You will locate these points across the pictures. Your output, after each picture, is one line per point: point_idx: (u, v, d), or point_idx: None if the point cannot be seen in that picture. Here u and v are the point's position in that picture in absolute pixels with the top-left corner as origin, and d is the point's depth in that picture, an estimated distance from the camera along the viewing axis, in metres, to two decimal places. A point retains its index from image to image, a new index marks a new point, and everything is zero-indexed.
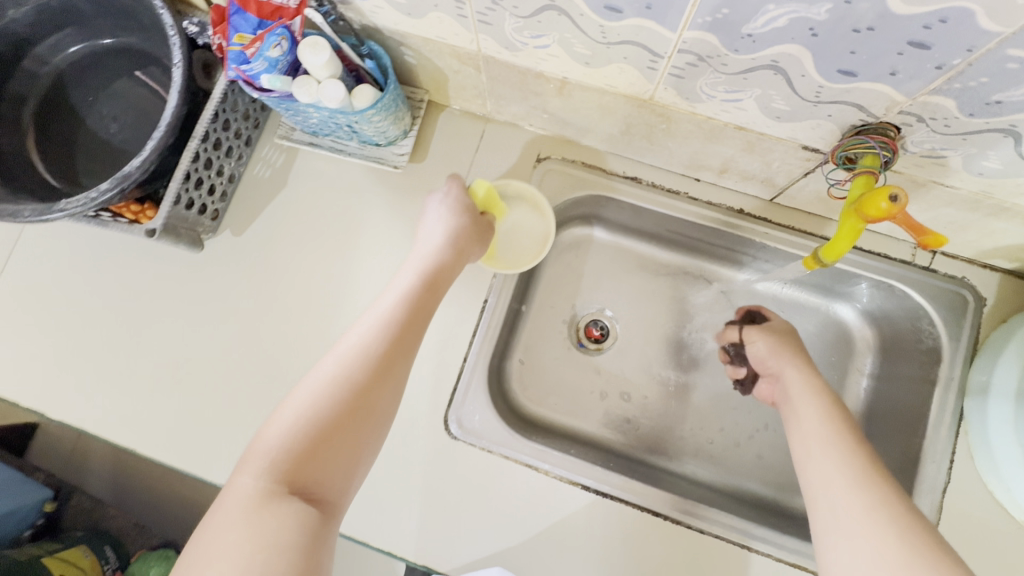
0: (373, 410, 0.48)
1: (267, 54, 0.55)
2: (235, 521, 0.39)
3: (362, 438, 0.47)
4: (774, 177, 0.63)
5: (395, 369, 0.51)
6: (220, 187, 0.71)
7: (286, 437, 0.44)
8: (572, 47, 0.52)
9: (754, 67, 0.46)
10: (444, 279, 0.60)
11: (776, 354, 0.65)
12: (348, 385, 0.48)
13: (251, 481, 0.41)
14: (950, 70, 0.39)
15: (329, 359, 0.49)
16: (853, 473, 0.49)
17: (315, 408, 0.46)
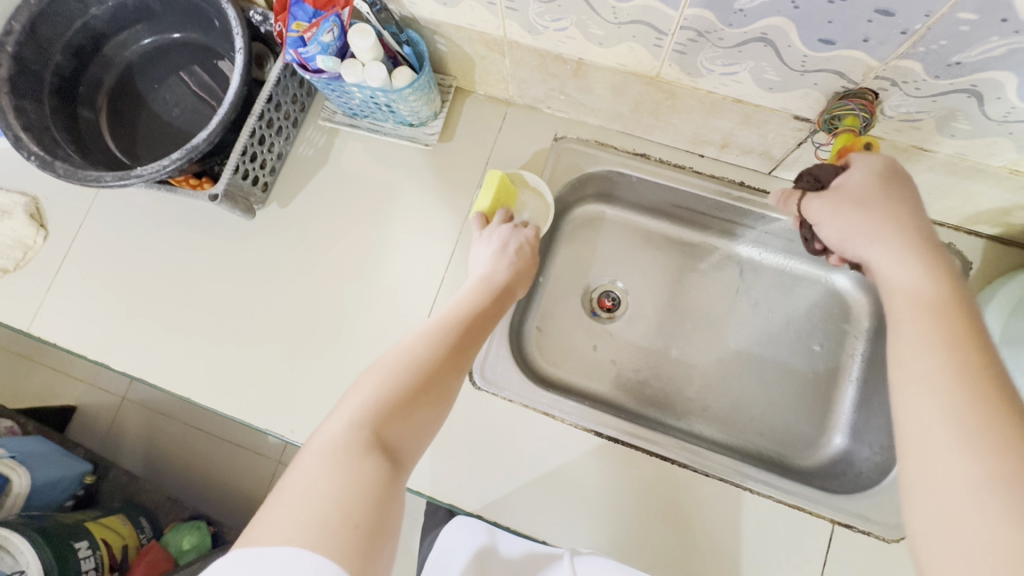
0: (445, 391, 0.51)
1: (321, 39, 0.63)
2: (325, 463, 0.39)
3: (433, 414, 0.49)
4: (770, 149, 0.70)
5: (463, 364, 0.55)
6: (270, 162, 0.79)
7: (372, 394, 0.46)
8: (588, 29, 0.59)
9: (747, 40, 0.53)
10: (506, 299, 0.66)
11: (853, 230, 0.52)
12: (427, 364, 0.51)
13: (340, 429, 0.42)
14: (914, 34, 0.45)
15: (407, 344, 0.53)
16: (957, 382, 0.39)
17: (397, 376, 0.48)
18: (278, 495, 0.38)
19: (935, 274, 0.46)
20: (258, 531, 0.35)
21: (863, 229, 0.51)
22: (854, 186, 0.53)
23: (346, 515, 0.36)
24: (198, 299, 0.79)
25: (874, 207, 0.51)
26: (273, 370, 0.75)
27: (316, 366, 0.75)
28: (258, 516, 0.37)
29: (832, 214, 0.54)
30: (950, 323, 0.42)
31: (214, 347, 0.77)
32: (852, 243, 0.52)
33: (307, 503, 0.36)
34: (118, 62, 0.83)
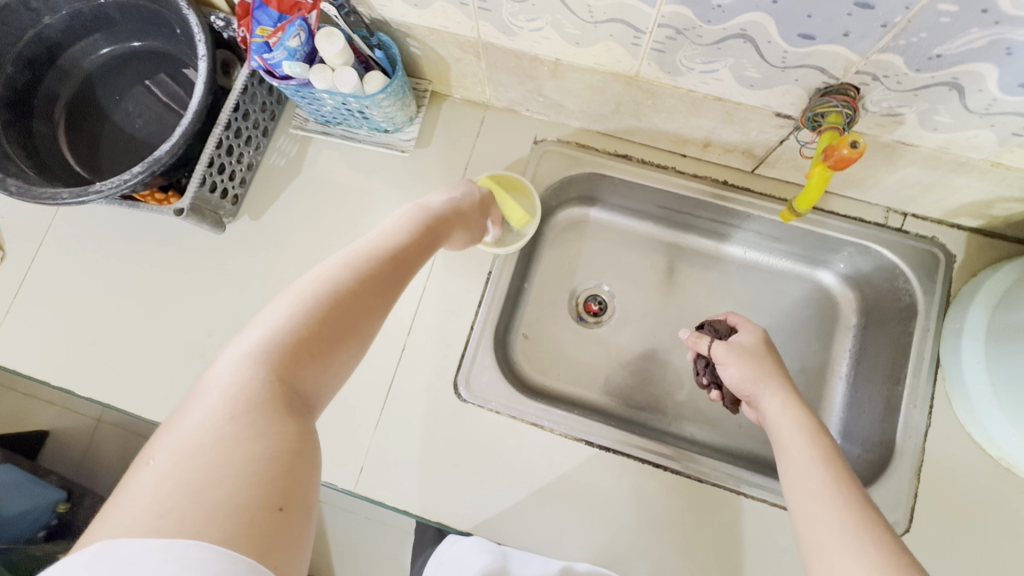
0: (365, 324, 0.44)
1: (287, 44, 0.60)
2: (206, 435, 0.33)
3: (349, 351, 0.42)
4: (753, 147, 0.69)
5: (390, 294, 0.47)
6: (240, 174, 0.76)
7: (265, 343, 0.39)
8: (564, 28, 0.58)
9: (726, 37, 0.51)
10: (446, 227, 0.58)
11: (754, 374, 0.61)
12: (337, 295, 0.42)
13: (223, 388, 0.36)
14: (894, 27, 0.44)
15: (313, 273, 0.44)
16: (834, 491, 0.47)
17: (301, 313, 0.41)
18: (137, 471, 0.32)
19: (801, 411, 0.56)
20: (103, 525, 0.30)
21: (760, 376, 0.61)
22: (746, 342, 0.65)
23: (226, 493, 0.30)
24: (169, 317, 0.76)
25: (768, 366, 0.62)
26: None
27: None
28: (110, 504, 0.31)
29: (732, 358, 0.64)
30: (817, 442, 0.52)
31: (186, 368, 0.73)
32: (750, 384, 0.61)
33: (171, 485, 0.30)
34: (76, 73, 0.79)
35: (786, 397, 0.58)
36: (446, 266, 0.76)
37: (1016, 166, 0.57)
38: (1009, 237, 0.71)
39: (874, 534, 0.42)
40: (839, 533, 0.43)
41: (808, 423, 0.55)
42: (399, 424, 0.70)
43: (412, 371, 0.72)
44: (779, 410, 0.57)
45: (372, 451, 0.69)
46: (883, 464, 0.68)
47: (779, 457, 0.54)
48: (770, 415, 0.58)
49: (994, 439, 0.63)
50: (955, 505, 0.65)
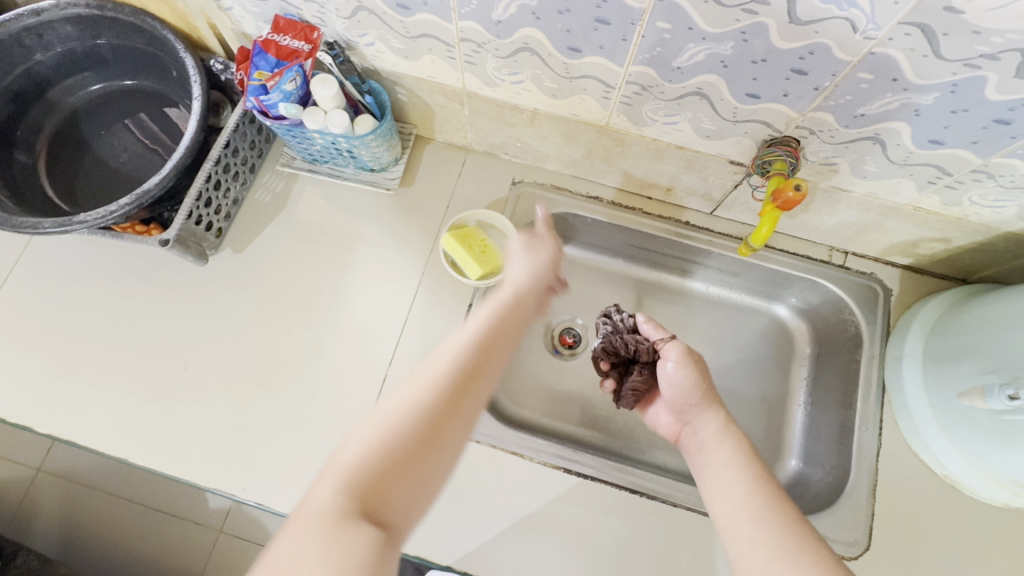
0: (448, 434, 0.44)
1: (284, 87, 0.64)
2: (309, 536, 0.36)
3: (431, 466, 0.43)
4: (712, 191, 0.76)
5: (475, 398, 0.48)
6: (226, 208, 0.78)
7: (362, 451, 0.42)
8: (542, 82, 0.64)
9: (685, 94, 0.59)
10: (525, 305, 0.59)
11: (700, 391, 0.65)
12: (422, 416, 0.44)
13: (330, 496, 0.39)
14: (824, 90, 0.52)
15: (406, 385, 0.47)
16: (774, 512, 0.49)
17: (397, 420, 0.44)
18: None
19: (735, 435, 0.59)
20: None
21: (700, 394, 0.65)
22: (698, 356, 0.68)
23: None
24: (145, 350, 0.74)
25: (704, 381, 0.65)
26: (228, 424, 0.71)
27: (275, 417, 0.72)
28: None
29: (684, 362, 0.67)
30: (750, 462, 0.55)
31: (161, 403, 0.72)
32: (690, 394, 0.65)
33: None
34: (61, 107, 0.80)
35: (723, 421, 0.62)
36: (428, 298, 0.78)
37: (934, 210, 0.65)
38: (937, 274, 0.79)
39: (813, 554, 0.45)
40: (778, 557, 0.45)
41: (731, 442, 0.58)
42: None
43: None
44: (710, 430, 0.61)
45: None
46: (841, 486, 0.72)
47: (709, 475, 0.57)
48: (701, 438, 0.62)
49: (937, 456, 0.69)
50: (907, 522, 0.69)
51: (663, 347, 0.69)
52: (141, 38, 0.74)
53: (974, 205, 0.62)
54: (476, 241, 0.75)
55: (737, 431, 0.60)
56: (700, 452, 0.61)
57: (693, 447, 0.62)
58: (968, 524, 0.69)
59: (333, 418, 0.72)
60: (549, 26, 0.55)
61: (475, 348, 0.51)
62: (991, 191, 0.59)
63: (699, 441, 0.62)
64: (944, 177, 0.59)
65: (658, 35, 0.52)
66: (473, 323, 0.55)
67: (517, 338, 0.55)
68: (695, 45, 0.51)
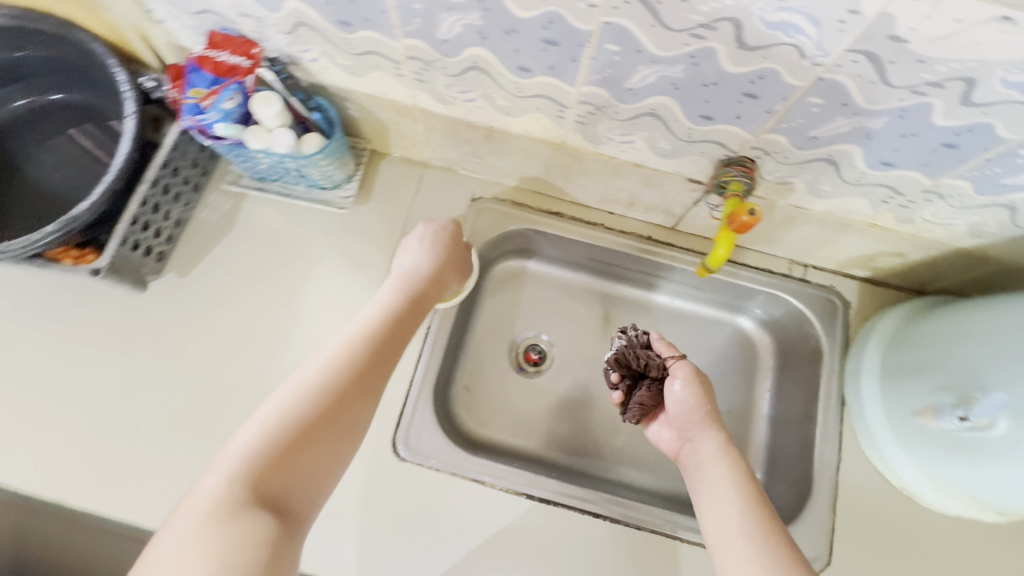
0: (347, 421, 0.49)
1: (221, 105, 0.61)
2: (200, 526, 0.38)
3: (329, 454, 0.47)
4: (672, 207, 0.75)
5: (375, 385, 0.53)
6: (166, 230, 0.73)
7: (258, 439, 0.44)
8: (495, 101, 0.62)
9: (639, 114, 0.57)
10: (427, 297, 0.66)
11: (704, 413, 0.64)
12: (315, 406, 0.48)
13: (218, 488, 0.41)
14: (776, 113, 0.51)
15: (297, 373, 0.50)
16: (765, 535, 0.50)
17: (295, 405, 0.47)
18: None
19: (733, 458, 0.59)
20: None
21: (703, 415, 0.64)
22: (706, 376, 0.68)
23: None
24: (81, 383, 0.70)
25: (709, 402, 0.65)
26: (172, 461, 0.67)
27: (223, 451, 0.68)
28: None
29: (691, 383, 0.66)
30: (744, 483, 0.56)
31: (99, 441, 0.68)
32: (695, 415, 0.64)
33: None
34: None
35: (723, 441, 0.62)
36: None
37: (888, 227, 0.65)
38: (894, 285, 0.80)
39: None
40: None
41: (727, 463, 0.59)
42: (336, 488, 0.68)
43: None
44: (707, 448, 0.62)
45: None
46: (803, 501, 0.72)
47: (704, 494, 0.57)
48: (699, 455, 0.62)
49: (895, 469, 0.70)
50: (866, 535, 0.70)
51: (675, 368, 0.68)
52: (68, 51, 0.69)
53: (927, 223, 0.63)
54: None
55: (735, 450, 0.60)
56: (696, 470, 0.61)
57: (690, 465, 0.62)
58: (925, 536, 0.70)
59: None
60: (496, 46, 0.53)
61: (369, 344, 0.56)
62: (942, 210, 0.59)
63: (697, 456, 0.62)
64: (897, 197, 0.59)
65: (608, 57, 0.50)
66: (368, 319, 0.59)
67: (409, 327, 0.61)
68: (646, 67, 0.50)
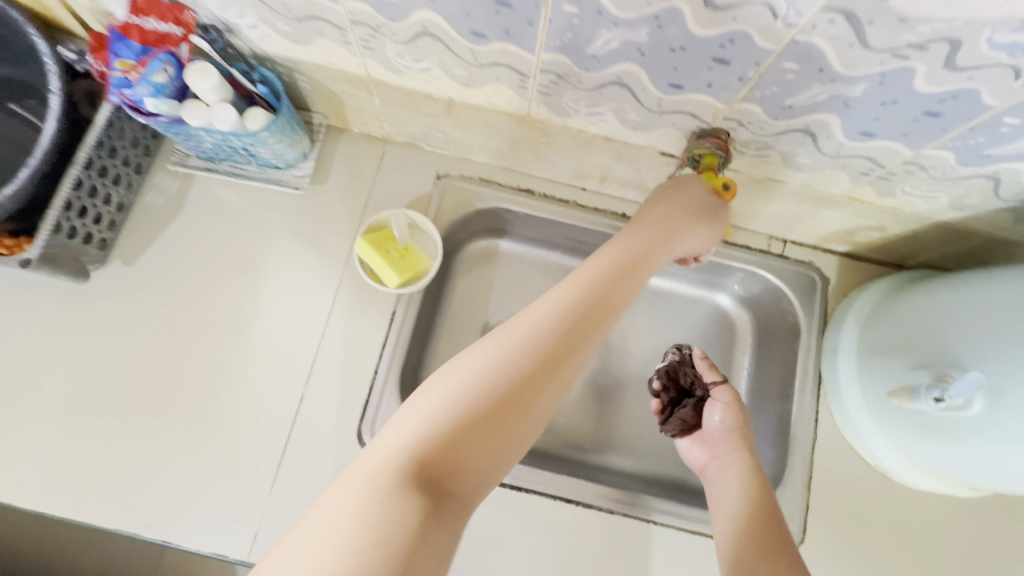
0: (537, 399, 0.43)
1: (151, 79, 0.56)
2: (360, 491, 0.35)
3: (510, 428, 0.41)
4: (646, 182, 0.71)
5: (563, 362, 0.45)
6: (108, 216, 0.69)
7: (430, 410, 0.40)
8: (451, 70, 0.58)
9: (604, 84, 0.53)
10: (652, 259, 0.54)
11: (735, 429, 0.66)
12: (512, 373, 0.42)
13: (388, 447, 0.38)
14: (749, 80, 0.48)
15: (497, 335, 0.45)
16: (770, 539, 0.51)
17: (498, 364, 0.43)
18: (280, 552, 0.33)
19: (756, 476, 0.61)
20: None
21: (734, 431, 0.66)
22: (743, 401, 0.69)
23: None
24: (24, 381, 0.66)
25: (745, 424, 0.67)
26: (128, 458, 0.65)
27: (180, 446, 0.66)
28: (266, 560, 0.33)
29: (729, 405, 0.68)
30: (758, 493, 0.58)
31: (48, 439, 0.65)
32: (728, 432, 0.66)
33: None
34: None
35: (749, 457, 0.63)
36: (348, 307, 0.72)
37: (868, 200, 0.63)
38: (874, 260, 0.78)
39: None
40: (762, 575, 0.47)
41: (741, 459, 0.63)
42: (301, 481, 0.66)
43: (315, 423, 0.68)
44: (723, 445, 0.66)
45: (270, 514, 0.64)
46: (777, 480, 0.72)
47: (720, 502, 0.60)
48: (717, 455, 0.66)
49: (870, 447, 0.69)
50: (841, 513, 0.69)
51: (717, 393, 0.69)
52: None
53: (908, 196, 0.60)
54: (395, 245, 0.70)
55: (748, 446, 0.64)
56: (716, 482, 0.63)
57: (713, 476, 0.65)
58: (898, 512, 0.70)
59: (247, 443, 0.67)
60: (446, 9, 0.48)
61: (592, 302, 0.48)
62: (923, 182, 0.57)
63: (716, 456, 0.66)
64: (876, 169, 0.56)
65: (566, 20, 0.46)
66: (591, 269, 0.52)
67: (632, 289, 0.52)
68: (607, 31, 0.46)
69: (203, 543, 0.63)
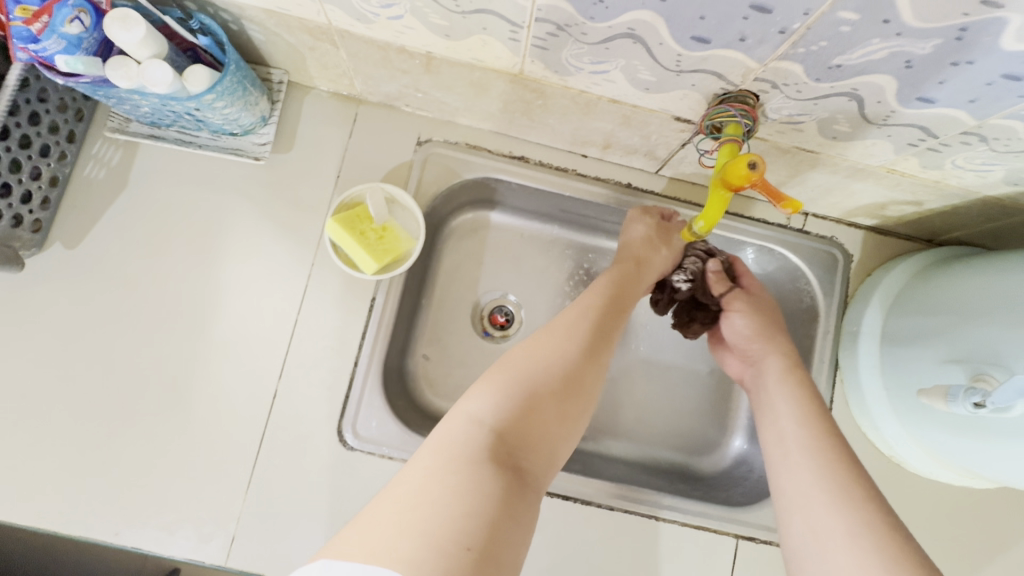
0: (586, 386, 0.50)
1: (62, 30, 0.46)
2: (445, 454, 0.41)
3: (574, 416, 0.49)
4: (655, 150, 0.63)
5: (606, 345, 0.54)
6: (39, 193, 0.60)
7: (494, 399, 0.45)
8: (427, 18, 0.48)
9: (612, 36, 0.44)
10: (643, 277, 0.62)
11: (757, 331, 0.61)
12: (569, 361, 0.50)
13: (468, 418, 0.44)
14: (793, 34, 0.39)
15: (544, 332, 0.52)
16: (838, 493, 0.44)
17: (547, 363, 0.49)
18: (365, 524, 0.38)
19: (806, 390, 0.54)
20: (346, 539, 0.37)
21: (760, 334, 0.60)
22: (762, 298, 0.63)
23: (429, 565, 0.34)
24: None
25: (771, 323, 0.61)
26: (87, 463, 0.59)
27: (143, 448, 0.60)
28: (357, 519, 0.38)
29: (749, 313, 0.62)
30: (819, 421, 0.51)
31: None
32: (750, 340, 0.61)
33: (406, 522, 0.36)
34: None
35: (787, 363, 0.57)
36: (322, 292, 0.65)
37: (909, 173, 0.55)
38: (901, 235, 0.71)
39: (891, 546, 0.39)
40: (846, 532, 0.41)
41: (817, 448, 0.48)
42: (278, 483, 0.61)
43: (291, 421, 0.62)
44: (792, 422, 0.51)
45: (247, 518, 0.60)
46: None
47: (765, 418, 0.55)
48: (784, 433, 0.51)
49: (886, 439, 0.65)
50: None
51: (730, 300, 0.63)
52: None
53: (957, 169, 0.52)
54: (371, 225, 0.62)
55: (834, 429, 0.50)
56: (757, 392, 0.58)
57: (752, 385, 0.60)
58: (912, 503, 0.66)
59: (216, 444, 0.61)
60: None
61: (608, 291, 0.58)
62: (979, 154, 0.49)
63: (783, 435, 0.51)
64: (927, 139, 0.48)
65: None
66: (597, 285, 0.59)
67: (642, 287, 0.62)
68: None
69: (176, 550, 0.58)
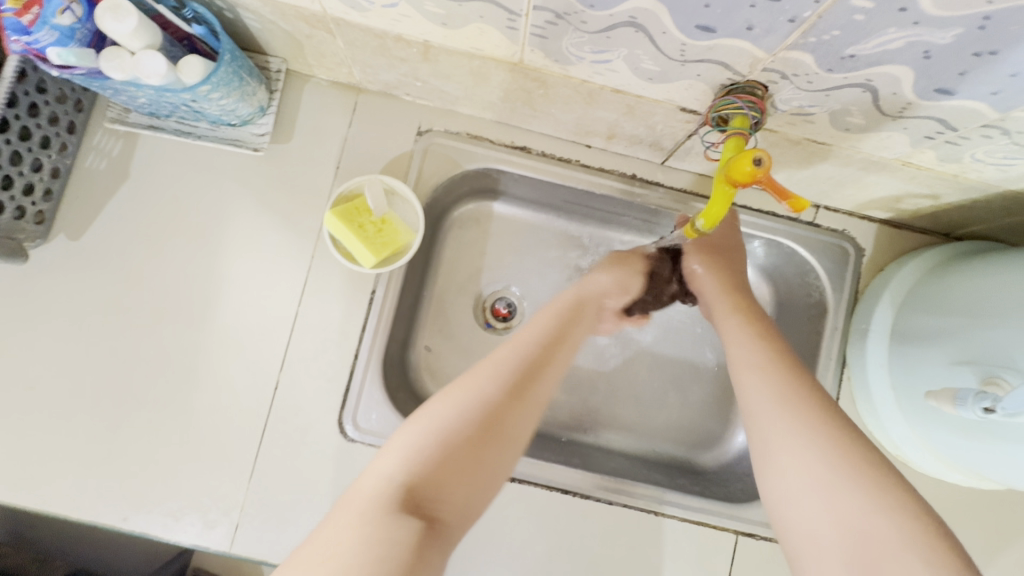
0: (507, 429, 0.49)
1: (54, 21, 0.45)
2: (354, 520, 0.41)
3: (497, 471, 0.48)
4: (661, 141, 0.61)
5: (533, 394, 0.53)
6: (41, 184, 0.61)
7: (408, 455, 0.45)
8: (422, 6, 0.46)
9: (614, 25, 0.42)
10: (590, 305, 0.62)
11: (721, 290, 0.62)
12: (492, 408, 0.49)
13: (383, 476, 0.44)
14: (803, 23, 0.37)
15: (470, 377, 0.51)
16: (792, 402, 0.48)
17: (469, 414, 0.48)
18: None
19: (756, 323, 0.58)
20: None
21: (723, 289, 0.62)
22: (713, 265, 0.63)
23: None
24: None
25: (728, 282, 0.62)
26: (92, 450, 0.61)
27: (149, 437, 0.61)
28: None
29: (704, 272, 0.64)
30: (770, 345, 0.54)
31: (5, 431, 0.60)
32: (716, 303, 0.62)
33: None
34: None
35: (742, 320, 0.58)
36: (323, 284, 0.65)
37: (926, 166, 0.52)
38: (917, 228, 0.69)
39: (844, 448, 0.44)
40: (795, 429, 0.46)
41: (769, 364, 0.52)
42: (279, 473, 0.62)
43: (292, 412, 0.63)
44: (742, 346, 0.55)
45: (249, 506, 0.61)
46: None
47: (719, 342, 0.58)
48: (733, 355, 0.55)
49: (892, 438, 0.63)
50: None
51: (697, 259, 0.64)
52: None
53: (977, 163, 0.50)
54: (369, 218, 0.61)
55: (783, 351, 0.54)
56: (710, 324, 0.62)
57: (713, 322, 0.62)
58: None
59: (219, 434, 0.62)
60: None
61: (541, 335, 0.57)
62: (1001, 148, 0.46)
63: (733, 355, 0.55)
64: (946, 132, 0.46)
65: None
66: (538, 323, 0.58)
67: (578, 332, 0.60)
68: None
69: (182, 536, 0.60)
